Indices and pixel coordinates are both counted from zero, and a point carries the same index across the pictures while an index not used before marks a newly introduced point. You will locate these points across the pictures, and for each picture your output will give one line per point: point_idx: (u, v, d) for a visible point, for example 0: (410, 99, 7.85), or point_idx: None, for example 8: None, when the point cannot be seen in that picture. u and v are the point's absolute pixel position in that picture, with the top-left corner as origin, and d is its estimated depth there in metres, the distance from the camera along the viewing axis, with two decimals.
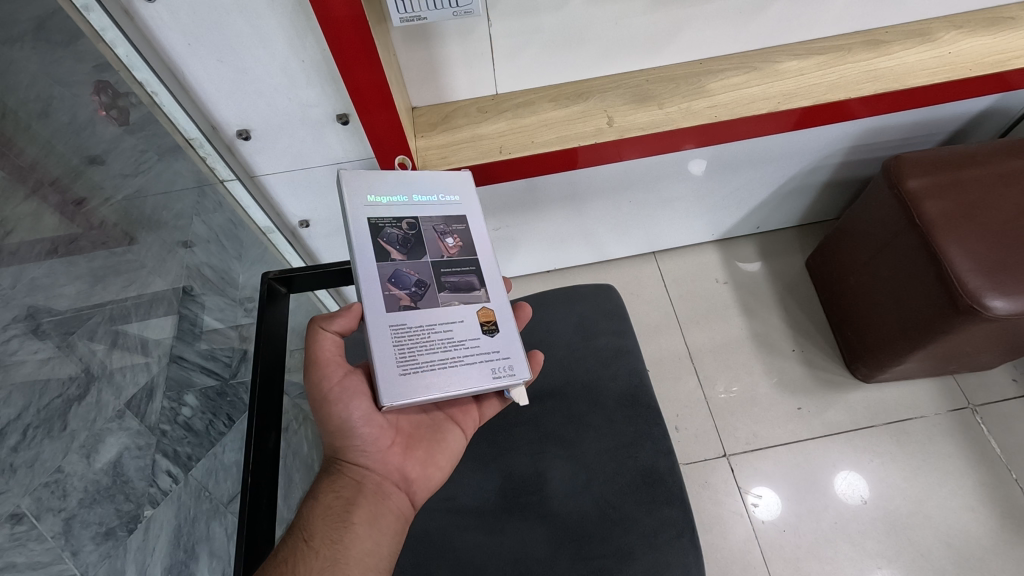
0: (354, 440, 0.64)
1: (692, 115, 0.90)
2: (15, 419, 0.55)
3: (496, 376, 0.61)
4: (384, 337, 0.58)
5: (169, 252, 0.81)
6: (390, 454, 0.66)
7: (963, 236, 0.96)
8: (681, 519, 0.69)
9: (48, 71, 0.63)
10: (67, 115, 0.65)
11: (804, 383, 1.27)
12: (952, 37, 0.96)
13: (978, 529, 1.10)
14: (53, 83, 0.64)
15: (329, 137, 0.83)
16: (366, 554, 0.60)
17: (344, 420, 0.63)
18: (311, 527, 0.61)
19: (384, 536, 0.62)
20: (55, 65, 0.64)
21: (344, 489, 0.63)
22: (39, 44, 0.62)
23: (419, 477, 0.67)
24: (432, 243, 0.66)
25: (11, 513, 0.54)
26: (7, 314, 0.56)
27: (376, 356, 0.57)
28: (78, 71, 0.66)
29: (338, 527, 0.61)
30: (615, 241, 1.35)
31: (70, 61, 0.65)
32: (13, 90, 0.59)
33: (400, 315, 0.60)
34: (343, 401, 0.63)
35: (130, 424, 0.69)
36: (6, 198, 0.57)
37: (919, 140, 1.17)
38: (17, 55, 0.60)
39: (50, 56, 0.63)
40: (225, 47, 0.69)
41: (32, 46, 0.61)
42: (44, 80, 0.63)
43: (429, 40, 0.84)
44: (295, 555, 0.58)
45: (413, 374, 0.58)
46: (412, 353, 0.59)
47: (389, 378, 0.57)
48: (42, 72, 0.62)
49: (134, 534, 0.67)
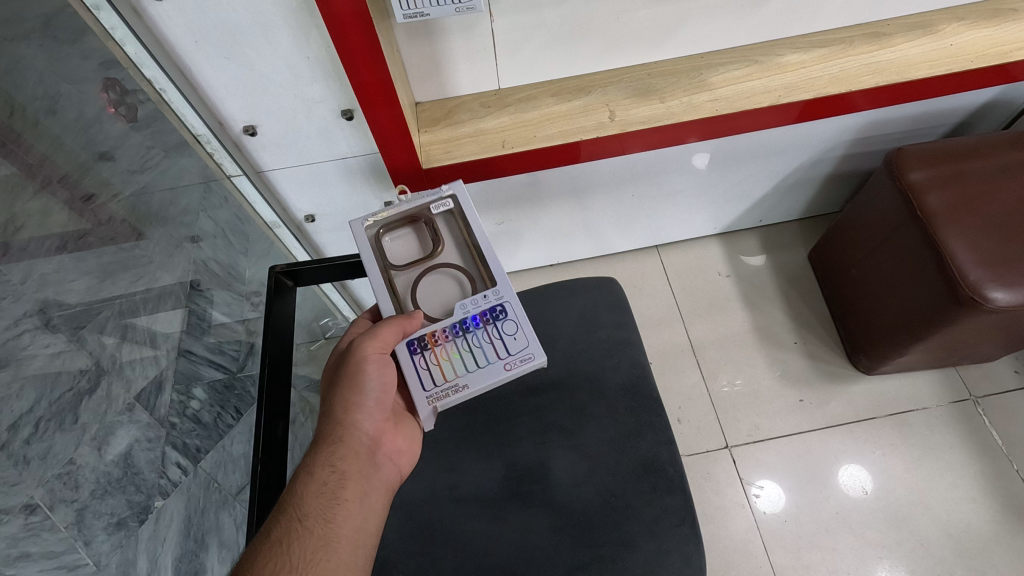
0: (363, 408, 0.64)
1: (693, 109, 0.91)
2: (27, 411, 0.56)
3: (444, 398, 0.64)
4: (511, 312, 0.67)
5: (176, 247, 0.83)
6: (383, 428, 0.65)
7: (964, 227, 0.97)
8: (683, 508, 0.70)
9: (58, 69, 0.64)
10: (74, 113, 0.67)
11: (806, 375, 1.28)
12: (955, 29, 0.96)
13: (979, 519, 1.11)
14: (60, 81, 0.65)
15: (334, 133, 0.84)
16: (357, 532, 0.59)
17: (364, 384, 0.63)
18: (304, 505, 0.57)
19: (373, 512, 0.61)
20: (61, 63, 0.65)
21: (342, 463, 0.61)
22: (46, 42, 0.63)
23: (405, 453, 0.68)
24: (412, 252, 0.72)
25: (26, 504, 0.56)
26: (19, 309, 0.57)
27: (520, 324, 0.66)
28: (85, 68, 0.68)
29: (331, 505, 0.58)
30: (617, 234, 1.35)
31: (77, 59, 0.66)
32: (19, 88, 0.60)
33: (489, 304, 0.67)
34: (373, 367, 0.64)
35: (140, 417, 0.70)
36: (15, 194, 0.58)
37: (922, 132, 1.17)
38: (24, 52, 0.61)
39: (57, 54, 0.64)
40: (231, 45, 0.69)
41: (40, 43, 0.62)
42: (53, 78, 0.64)
43: (432, 35, 0.84)
44: (294, 538, 0.55)
45: (499, 355, 0.65)
46: (496, 338, 0.66)
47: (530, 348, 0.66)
48: (49, 70, 0.63)
49: (145, 524, 0.69)
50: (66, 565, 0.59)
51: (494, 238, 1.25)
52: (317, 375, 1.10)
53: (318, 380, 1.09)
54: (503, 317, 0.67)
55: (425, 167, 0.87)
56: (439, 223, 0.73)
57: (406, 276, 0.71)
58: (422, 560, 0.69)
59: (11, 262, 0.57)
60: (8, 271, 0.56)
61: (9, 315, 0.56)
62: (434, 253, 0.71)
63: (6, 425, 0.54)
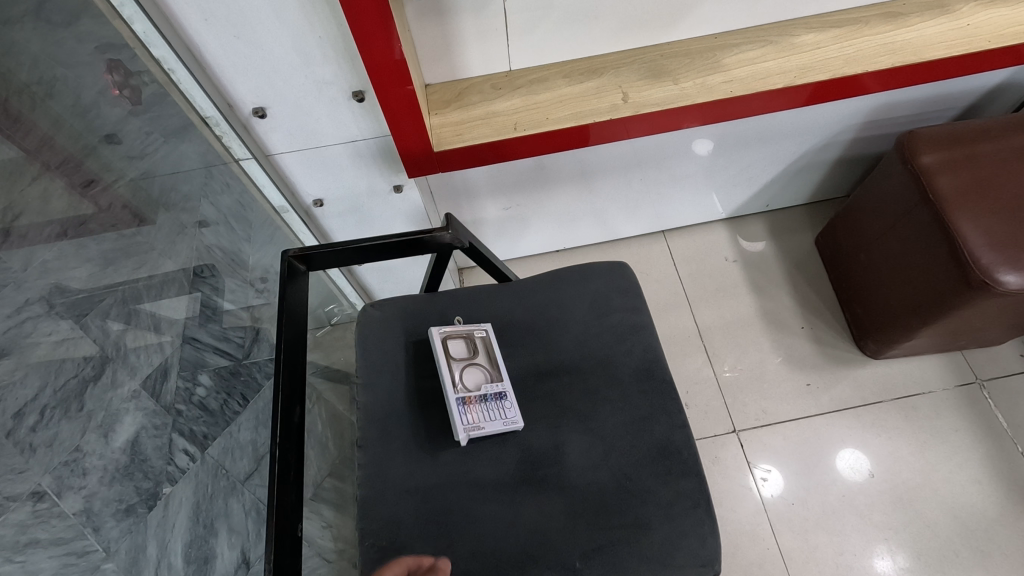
0: None
1: (706, 90, 0.90)
2: (32, 399, 0.54)
3: (467, 430, 0.73)
4: (509, 394, 0.77)
5: (180, 232, 0.80)
6: None
7: (978, 211, 0.96)
8: (697, 490, 0.71)
9: (51, 52, 0.61)
10: (70, 98, 0.63)
11: (813, 359, 1.28)
12: (972, 9, 0.95)
13: (984, 501, 1.12)
14: (55, 65, 0.61)
15: (344, 116, 0.82)
16: None
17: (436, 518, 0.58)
18: None
19: None
20: (56, 46, 0.61)
21: None
22: (39, 25, 0.59)
23: None
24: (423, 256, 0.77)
25: (33, 491, 0.53)
26: (21, 297, 0.55)
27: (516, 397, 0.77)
28: (80, 51, 0.64)
29: None
30: (625, 218, 1.34)
31: (72, 41, 0.63)
32: (17, 69, 0.56)
33: (497, 388, 0.77)
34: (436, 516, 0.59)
35: (146, 403, 0.69)
36: (12, 182, 0.55)
37: (934, 114, 1.16)
38: (18, 37, 0.57)
39: (51, 38, 0.60)
40: (238, 22, 0.67)
41: (34, 27, 0.58)
42: (47, 62, 0.60)
43: (444, 15, 0.83)
44: None
45: (499, 416, 0.75)
46: (499, 403, 0.76)
47: (512, 417, 0.75)
48: (44, 52, 0.60)
49: (154, 510, 0.67)
50: (74, 552, 0.57)
51: (500, 224, 1.25)
52: (324, 361, 1.08)
53: (324, 366, 1.07)
54: (505, 397, 0.77)
55: (437, 150, 0.86)
56: (479, 348, 0.80)
57: (456, 350, 0.80)
58: (440, 543, 0.69)
59: (11, 250, 0.54)
60: (8, 258, 0.54)
61: (11, 303, 0.54)
62: (472, 356, 0.79)
63: (12, 413, 0.52)
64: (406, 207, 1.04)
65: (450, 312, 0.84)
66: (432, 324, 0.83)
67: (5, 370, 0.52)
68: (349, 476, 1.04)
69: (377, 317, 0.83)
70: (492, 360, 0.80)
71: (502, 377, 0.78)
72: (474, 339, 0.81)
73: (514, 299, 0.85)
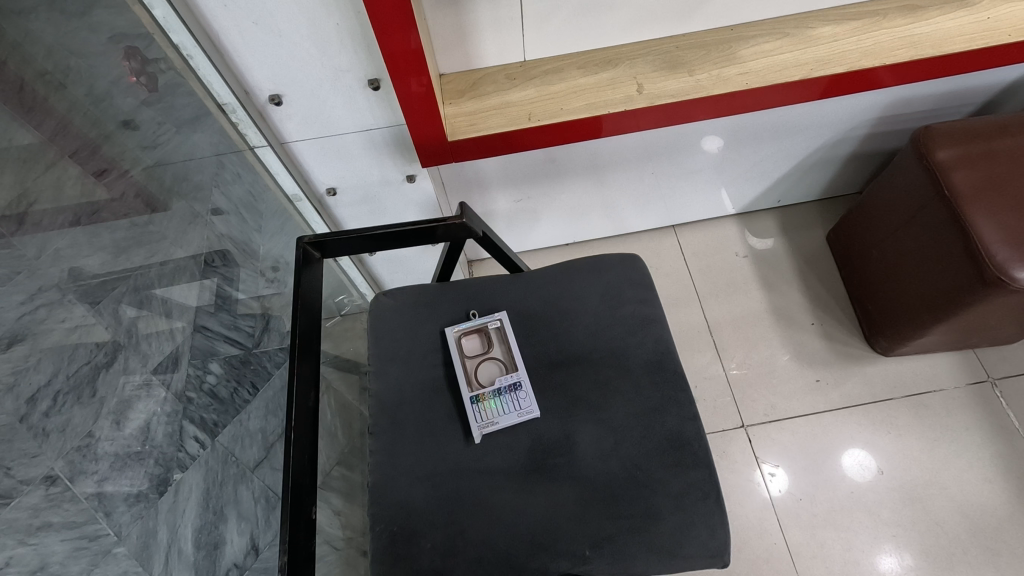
0: None
1: (723, 82, 0.89)
2: (45, 384, 0.55)
3: (482, 425, 0.75)
4: (525, 384, 0.78)
5: (192, 220, 0.81)
6: None
7: (994, 209, 0.95)
8: (708, 482, 0.71)
9: (64, 41, 0.62)
10: (84, 87, 0.64)
11: (823, 356, 1.28)
12: (991, 3, 0.94)
13: (995, 500, 1.11)
14: (68, 55, 0.62)
15: (358, 104, 0.82)
16: None
17: None
18: None
19: None
20: (68, 37, 0.62)
21: None
22: (53, 15, 0.61)
23: None
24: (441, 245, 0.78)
25: (46, 475, 0.54)
26: (35, 283, 0.56)
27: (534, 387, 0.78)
28: (93, 42, 0.65)
29: None
30: (635, 212, 1.34)
31: (85, 32, 0.64)
32: (29, 60, 0.58)
33: (512, 379, 0.78)
34: None
35: (157, 391, 0.69)
36: (25, 169, 0.56)
37: (951, 110, 1.15)
38: (31, 25, 0.58)
39: (64, 28, 0.62)
40: (255, 10, 0.68)
41: (47, 17, 0.60)
42: (61, 51, 0.61)
43: (458, 5, 0.83)
44: None
45: (513, 407, 0.76)
46: (514, 395, 0.77)
47: (528, 408, 0.77)
48: (57, 42, 0.61)
49: (165, 496, 0.67)
50: (87, 536, 0.57)
51: (512, 216, 1.25)
52: (336, 351, 1.09)
53: (336, 355, 1.07)
54: (520, 387, 0.78)
55: (450, 139, 0.86)
56: (494, 343, 0.82)
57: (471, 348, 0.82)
58: (451, 530, 0.69)
59: (23, 237, 0.55)
60: (22, 245, 0.55)
61: (24, 290, 0.55)
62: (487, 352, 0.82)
63: (25, 399, 0.53)
64: (418, 198, 1.04)
65: (462, 303, 0.84)
66: (445, 314, 0.83)
67: (18, 356, 0.53)
68: (358, 464, 1.05)
69: (390, 306, 0.84)
70: (506, 353, 0.81)
71: (517, 368, 0.80)
72: (489, 334, 0.83)
73: (526, 290, 0.85)
